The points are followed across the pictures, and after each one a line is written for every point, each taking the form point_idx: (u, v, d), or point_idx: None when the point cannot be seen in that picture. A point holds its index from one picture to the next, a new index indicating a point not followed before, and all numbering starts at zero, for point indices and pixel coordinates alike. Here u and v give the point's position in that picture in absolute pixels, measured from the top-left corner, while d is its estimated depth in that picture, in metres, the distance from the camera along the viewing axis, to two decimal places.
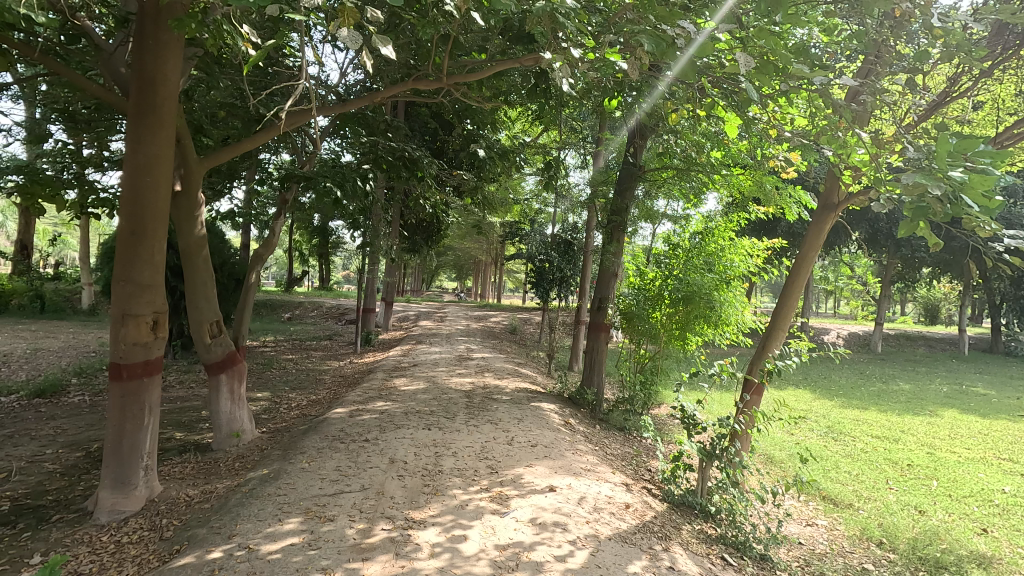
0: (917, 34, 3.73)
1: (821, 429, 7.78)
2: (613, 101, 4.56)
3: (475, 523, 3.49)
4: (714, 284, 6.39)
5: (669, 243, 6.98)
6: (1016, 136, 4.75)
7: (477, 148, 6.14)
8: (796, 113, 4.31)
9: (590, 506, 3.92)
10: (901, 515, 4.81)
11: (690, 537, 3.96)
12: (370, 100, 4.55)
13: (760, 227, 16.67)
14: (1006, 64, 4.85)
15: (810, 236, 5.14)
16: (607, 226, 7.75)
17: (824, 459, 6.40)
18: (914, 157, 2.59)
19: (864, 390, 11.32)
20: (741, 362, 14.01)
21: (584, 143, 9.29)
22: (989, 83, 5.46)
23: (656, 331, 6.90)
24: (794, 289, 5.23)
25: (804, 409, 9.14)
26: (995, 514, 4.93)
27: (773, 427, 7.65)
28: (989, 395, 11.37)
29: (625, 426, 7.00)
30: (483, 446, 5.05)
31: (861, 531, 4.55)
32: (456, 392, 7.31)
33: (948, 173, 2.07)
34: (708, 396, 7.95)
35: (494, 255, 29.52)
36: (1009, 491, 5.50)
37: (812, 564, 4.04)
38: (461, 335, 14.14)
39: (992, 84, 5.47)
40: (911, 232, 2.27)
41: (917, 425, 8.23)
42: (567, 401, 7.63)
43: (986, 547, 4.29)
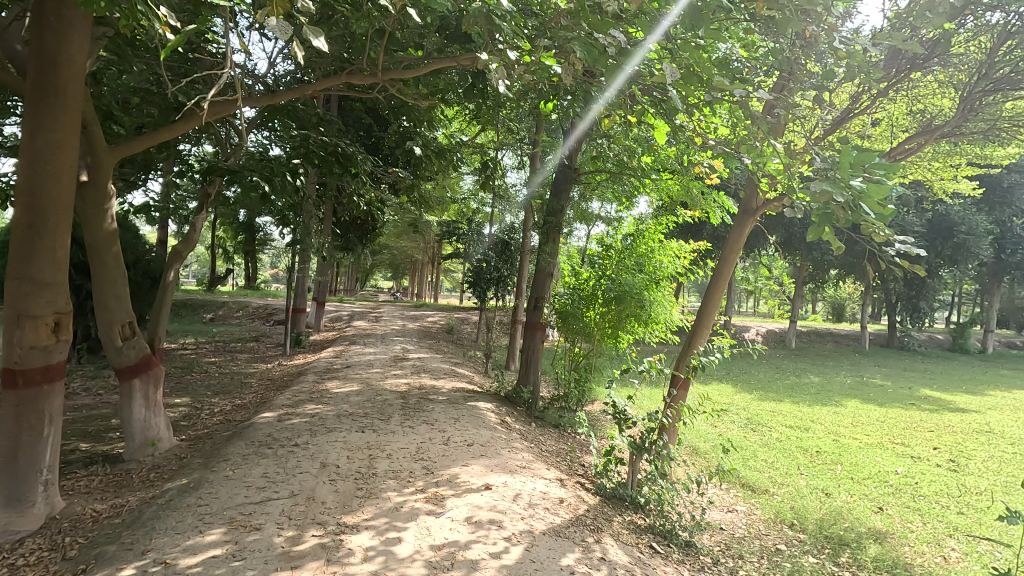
0: (825, 55, 4.01)
1: (742, 421, 8.25)
2: (548, 104, 4.64)
3: (410, 524, 3.46)
4: (644, 284, 6.64)
5: (603, 244, 7.20)
6: (907, 151, 5.28)
7: (413, 146, 6.08)
8: (720, 122, 4.53)
9: (525, 503, 3.98)
10: (810, 498, 5.22)
11: (621, 528, 4.09)
12: (300, 92, 4.34)
13: (688, 229, 17.47)
14: (897, 86, 5.40)
15: (731, 238, 5.45)
16: (543, 227, 7.74)
17: (743, 449, 6.80)
18: (822, 167, 2.80)
19: (779, 383, 12.16)
20: (669, 358, 14.70)
21: (522, 144, 9.42)
22: (885, 102, 6.00)
23: (590, 329, 7.09)
24: (716, 288, 5.53)
25: (727, 402, 9.67)
26: (888, 493, 5.45)
27: (698, 420, 8.06)
28: (886, 385, 12.51)
29: (560, 423, 7.16)
30: (418, 447, 5.00)
31: (776, 515, 4.88)
32: (391, 393, 7.19)
33: (849, 182, 2.26)
34: (639, 392, 8.30)
35: (431, 254, 29.27)
36: (901, 472, 6.10)
37: (731, 548, 4.29)
38: (397, 335, 13.90)
39: (886, 102, 6.05)
40: (818, 236, 2.50)
41: (825, 415, 8.94)
42: (504, 400, 7.72)
43: (881, 523, 4.73)
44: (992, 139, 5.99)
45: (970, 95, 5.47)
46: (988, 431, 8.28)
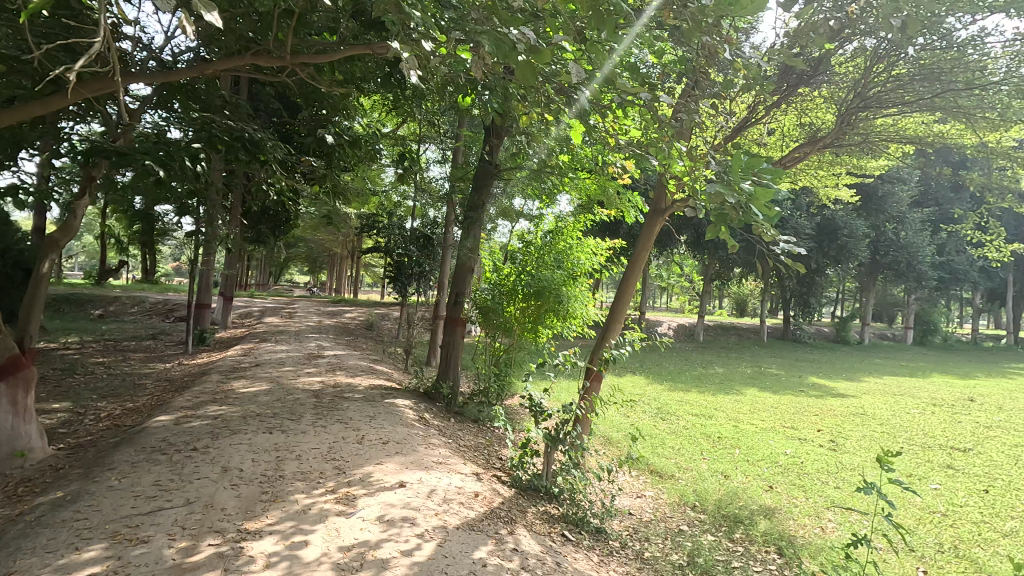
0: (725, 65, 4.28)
1: (652, 410, 8.68)
2: (466, 97, 4.61)
3: (318, 526, 3.34)
4: (562, 280, 6.82)
5: (523, 240, 7.29)
6: (795, 159, 5.77)
7: (326, 135, 5.83)
8: (632, 125, 4.72)
9: (440, 498, 3.96)
10: (710, 481, 5.59)
11: (534, 519, 4.18)
12: (198, 71, 4.01)
13: (606, 227, 18.09)
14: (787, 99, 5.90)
15: (642, 237, 5.72)
16: (464, 222, 7.74)
17: (652, 437, 7.16)
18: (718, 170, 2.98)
19: (687, 374, 12.92)
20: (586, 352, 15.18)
21: (444, 138, 9.33)
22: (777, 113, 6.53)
23: (510, 323, 7.17)
24: (628, 284, 5.76)
25: (639, 392, 10.14)
26: (778, 472, 5.95)
27: (612, 410, 8.39)
28: (779, 374, 13.65)
29: (479, 417, 7.18)
30: (331, 447, 4.83)
31: (679, 498, 5.19)
32: (303, 392, 6.89)
33: (740, 186, 2.44)
34: (556, 385, 8.51)
35: (350, 248, 28.34)
36: (789, 453, 6.68)
37: (639, 531, 4.51)
38: (312, 332, 13.35)
39: (778, 113, 6.57)
40: (715, 235, 2.67)
41: (726, 403, 9.61)
42: (423, 396, 7.64)
43: (771, 500, 5.16)
44: (865, 151, 6.68)
45: (847, 111, 6.06)
46: (862, 413, 9.25)
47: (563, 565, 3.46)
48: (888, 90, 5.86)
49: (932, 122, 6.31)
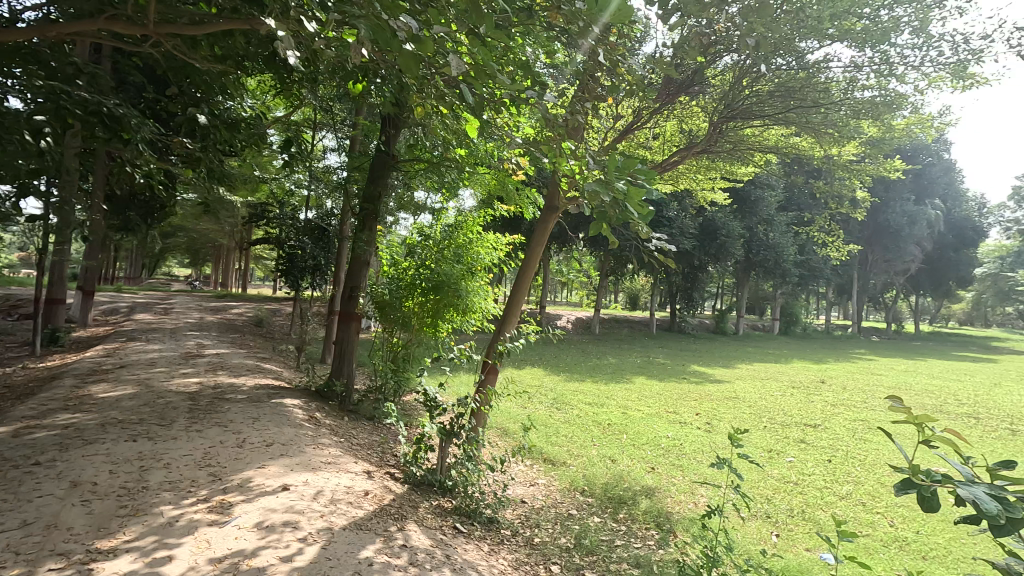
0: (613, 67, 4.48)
1: (548, 401, 8.95)
2: (357, 84, 4.44)
3: (186, 539, 3.08)
4: (462, 274, 6.76)
5: (422, 234, 7.16)
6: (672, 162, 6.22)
7: (200, 114, 5.34)
8: (526, 122, 4.80)
9: (326, 500, 3.81)
10: (599, 466, 5.90)
11: (426, 513, 4.16)
12: (36, 33, 3.49)
13: (507, 223, 18.37)
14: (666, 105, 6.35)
15: (537, 233, 5.85)
16: (360, 214, 7.45)
17: (547, 427, 7.39)
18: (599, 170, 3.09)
19: (583, 365, 13.50)
20: (481, 346, 15.34)
21: (339, 125, 8.96)
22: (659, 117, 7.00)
23: (409, 318, 7.01)
24: (524, 279, 5.85)
25: (537, 384, 10.44)
26: (659, 454, 6.41)
27: (510, 402, 8.57)
28: (665, 363, 14.69)
29: (374, 415, 6.99)
30: (206, 452, 4.47)
31: (570, 484, 5.41)
32: (176, 395, 6.31)
33: (615, 184, 2.56)
34: (452, 379, 8.51)
35: (238, 239, 26.36)
36: (670, 435, 7.22)
37: (530, 518, 4.64)
38: (191, 329, 12.27)
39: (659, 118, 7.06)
40: (596, 232, 2.78)
41: (617, 391, 10.18)
42: (315, 395, 7.30)
43: (652, 480, 5.56)
44: (735, 157, 7.34)
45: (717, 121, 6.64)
46: (733, 397, 10.20)
47: (453, 558, 3.48)
48: (754, 102, 6.44)
49: (789, 135, 7.06)
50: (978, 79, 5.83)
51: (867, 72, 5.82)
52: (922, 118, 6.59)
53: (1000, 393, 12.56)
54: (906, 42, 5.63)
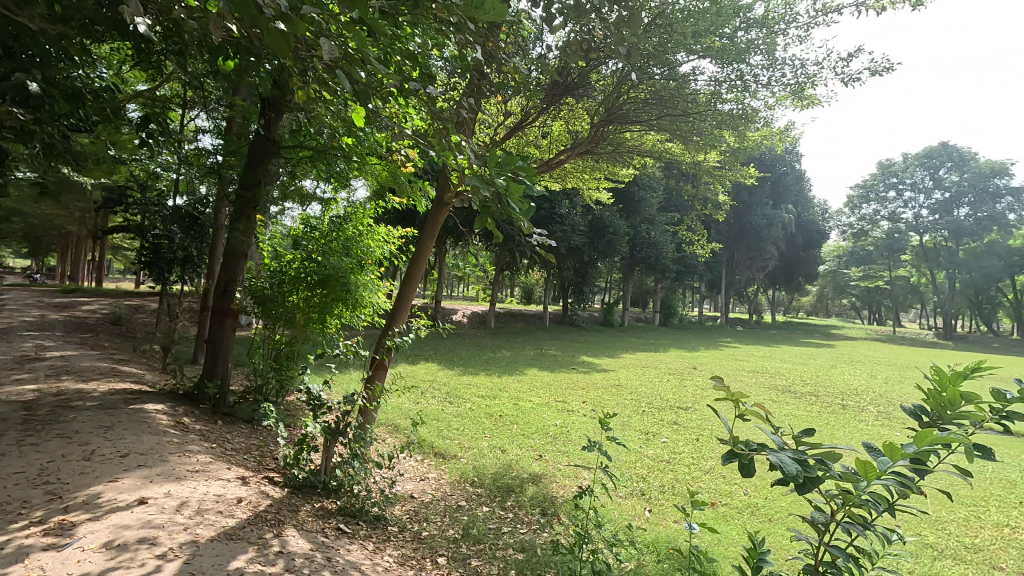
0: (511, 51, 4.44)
1: (441, 395, 8.92)
2: (226, 60, 4.08)
3: (13, 568, 2.69)
4: (350, 268, 6.44)
5: (307, 225, 6.71)
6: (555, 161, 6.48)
7: (30, 80, 4.60)
8: (415, 113, 4.70)
9: (192, 511, 3.51)
10: (489, 457, 6.01)
11: (307, 517, 3.98)
12: None
13: (400, 215, 17.99)
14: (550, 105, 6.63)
15: (428, 226, 5.71)
16: (237, 203, 6.85)
17: (439, 421, 7.36)
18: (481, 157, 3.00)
19: (477, 358, 13.63)
20: (366, 341, 14.89)
21: (211, 104, 8.20)
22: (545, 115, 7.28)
23: (294, 314, 6.57)
24: (414, 272, 5.67)
25: (431, 378, 10.38)
26: (547, 442, 6.65)
27: (401, 398, 8.43)
28: (557, 355, 15.27)
29: (253, 417, 6.52)
30: (43, 469, 3.92)
31: (460, 476, 5.44)
32: (6, 404, 5.46)
33: (495, 178, 2.55)
34: (334, 377, 8.16)
35: (90, 226, 23.30)
36: (558, 424, 7.52)
37: (419, 513, 4.60)
38: (29, 328, 10.67)
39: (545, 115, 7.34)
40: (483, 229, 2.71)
41: (510, 383, 10.41)
42: (182, 399, 6.66)
43: (539, 467, 5.76)
44: (616, 158, 7.82)
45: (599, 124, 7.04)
46: (617, 385, 10.86)
47: (335, 559, 3.37)
48: (631, 107, 6.90)
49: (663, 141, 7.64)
50: (814, 100, 6.67)
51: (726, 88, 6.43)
52: (773, 132, 7.41)
53: (834, 373, 14.55)
54: (758, 63, 6.28)
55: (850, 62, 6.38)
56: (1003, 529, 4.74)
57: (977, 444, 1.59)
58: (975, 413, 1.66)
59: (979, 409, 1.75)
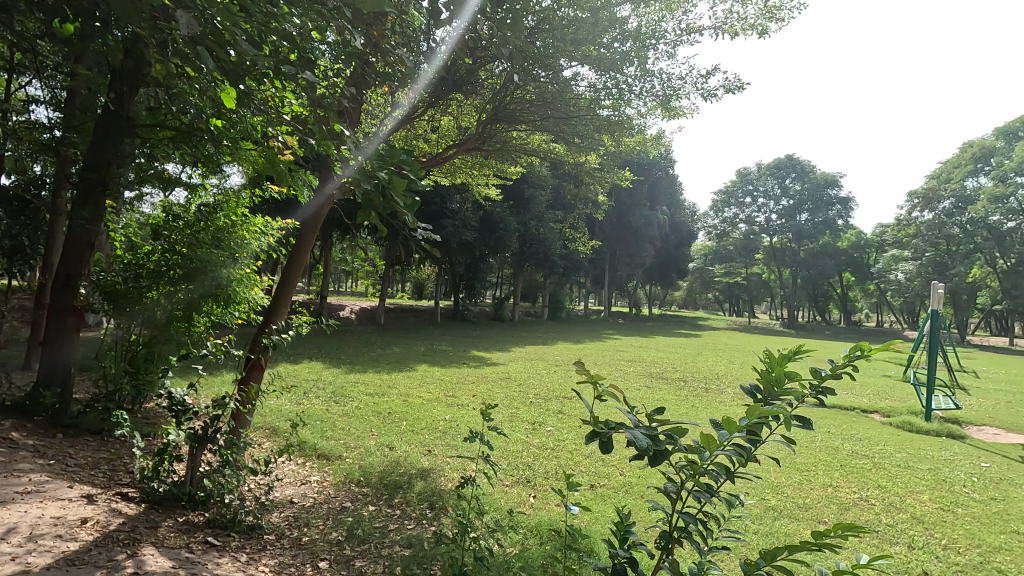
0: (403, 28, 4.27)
1: (326, 395, 8.54)
2: (64, 22, 3.55)
3: None
4: (223, 261, 5.77)
5: (169, 212, 5.89)
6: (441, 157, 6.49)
7: None
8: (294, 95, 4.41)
9: (23, 538, 3.07)
10: (376, 455, 5.88)
11: (168, 533, 3.64)
12: None
13: (279, 206, 16.88)
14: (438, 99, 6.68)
15: (309, 216, 5.35)
16: (80, 186, 5.92)
17: (323, 421, 7.05)
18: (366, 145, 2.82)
19: (365, 356, 13.22)
20: (242, 339, 13.84)
21: (45, 70, 7.10)
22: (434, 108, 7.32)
23: (152, 312, 5.70)
24: (296, 266, 5.31)
25: (314, 378, 9.90)
26: (436, 437, 6.65)
27: (281, 399, 7.95)
28: (448, 350, 15.28)
29: (102, 427, 5.78)
30: None
31: (345, 477, 5.26)
32: None
33: (377, 171, 2.43)
34: (202, 380, 7.45)
35: None
36: (448, 418, 7.54)
37: (299, 518, 4.38)
38: None
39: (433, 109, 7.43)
40: (365, 220, 2.57)
41: (399, 379, 10.23)
42: (10, 411, 5.73)
43: (427, 463, 5.75)
44: (503, 156, 8.06)
45: (486, 123, 7.28)
46: (506, 378, 11.11)
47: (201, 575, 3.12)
48: (515, 107, 7.14)
49: (547, 141, 7.97)
50: (680, 112, 7.30)
51: (603, 97, 6.82)
52: (646, 139, 8.00)
53: (700, 361, 16.06)
54: (632, 74, 6.74)
55: (709, 79, 7.07)
56: (826, 488, 5.57)
57: (797, 415, 1.81)
58: (796, 390, 1.88)
59: (803, 386, 1.98)
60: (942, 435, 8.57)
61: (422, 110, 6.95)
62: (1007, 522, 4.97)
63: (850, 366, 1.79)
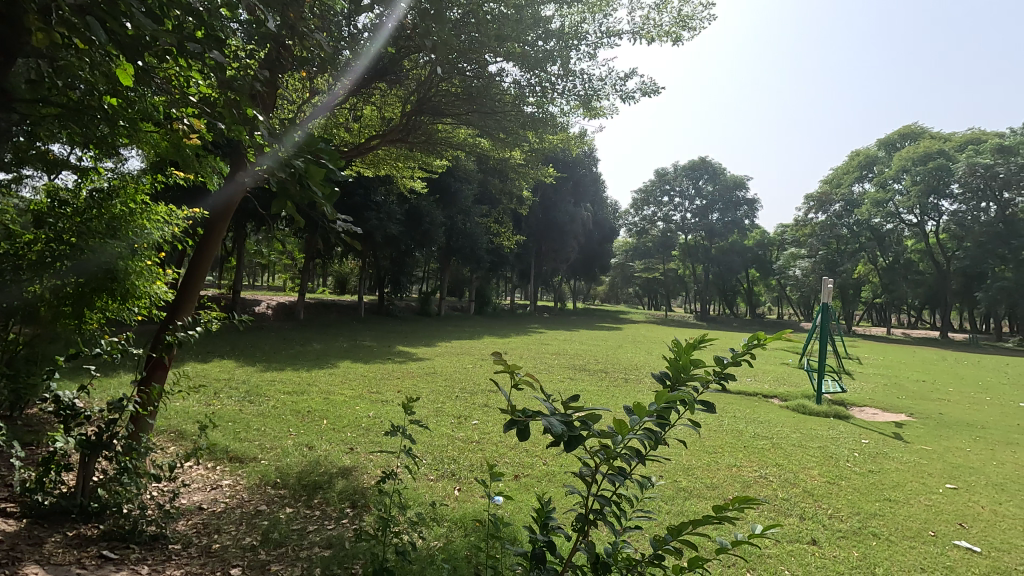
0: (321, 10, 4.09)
1: (239, 395, 8.10)
2: None
3: None
4: (119, 254, 5.13)
5: (51, 197, 5.13)
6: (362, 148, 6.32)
7: None
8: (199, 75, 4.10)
9: None
10: (293, 455, 5.67)
11: (54, 550, 3.32)
12: None
13: (184, 194, 15.72)
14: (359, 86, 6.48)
15: (218, 207, 4.97)
16: None
17: (236, 423, 6.68)
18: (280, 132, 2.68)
19: (283, 353, 12.65)
20: (142, 337, 12.79)
21: None
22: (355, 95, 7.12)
23: (34, 308, 5.15)
24: (202, 261, 4.94)
25: (226, 377, 9.35)
26: (359, 434, 6.50)
27: (189, 400, 7.45)
28: (373, 345, 14.94)
29: None
30: None
31: (260, 479, 5.03)
32: None
33: (291, 160, 2.32)
34: (95, 382, 6.82)
35: None
36: (371, 415, 7.39)
37: (209, 524, 4.13)
38: None
39: (355, 96, 7.28)
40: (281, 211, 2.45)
41: (320, 376, 9.89)
42: None
43: (349, 461, 5.62)
44: (428, 149, 8.02)
45: (409, 115, 7.20)
46: (432, 373, 11.04)
47: None
48: (441, 99, 7.09)
49: (473, 136, 7.99)
50: (600, 112, 7.54)
51: (527, 94, 6.91)
52: (569, 137, 8.19)
53: (620, 352, 16.72)
54: (555, 73, 6.88)
55: (627, 82, 7.35)
56: (730, 468, 6.01)
57: (702, 400, 1.94)
58: (702, 376, 2.01)
59: (707, 372, 2.12)
60: (830, 416, 9.49)
61: (342, 97, 6.73)
62: (881, 490, 5.60)
63: (748, 354, 1.94)
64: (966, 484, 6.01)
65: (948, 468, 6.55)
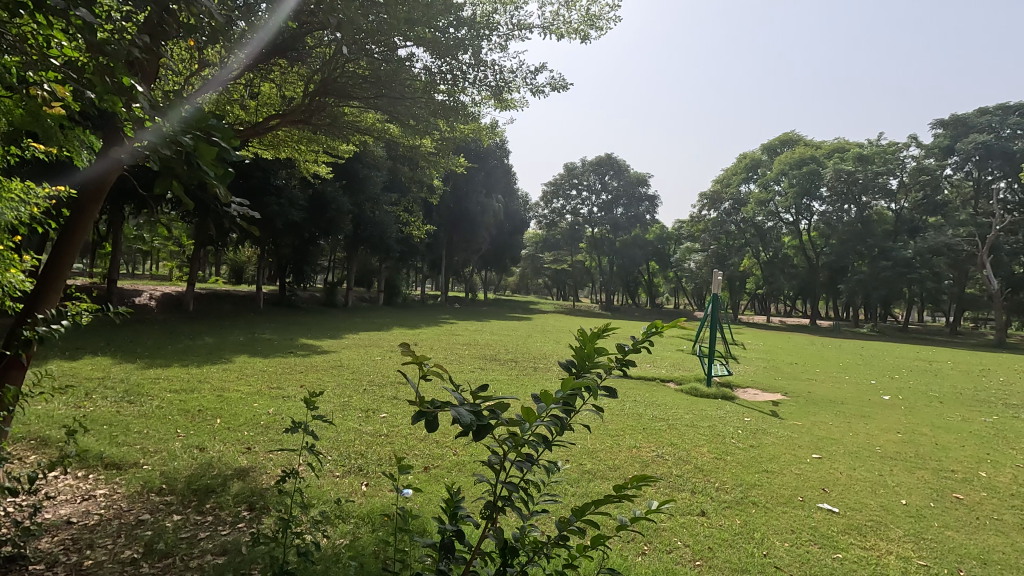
0: None
1: (116, 395, 7.33)
2: None
3: None
4: None
5: None
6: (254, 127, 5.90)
7: None
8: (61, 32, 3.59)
9: None
10: (182, 458, 5.23)
11: None
12: None
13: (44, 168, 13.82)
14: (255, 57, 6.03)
15: (88, 188, 4.39)
16: None
17: (112, 425, 6.04)
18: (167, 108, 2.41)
19: (168, 347, 11.58)
20: None
21: None
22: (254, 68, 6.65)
23: None
24: (67, 249, 4.34)
25: (100, 375, 8.40)
26: (257, 432, 6.13)
27: (54, 403, 6.62)
28: (273, 339, 14.10)
29: None
30: None
31: (142, 487, 4.59)
32: None
33: (177, 137, 2.09)
34: None
35: None
36: (270, 412, 7.00)
37: (79, 540, 3.71)
38: None
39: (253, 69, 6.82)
40: (167, 191, 2.21)
41: (212, 372, 9.19)
42: None
43: (246, 461, 5.29)
44: (333, 133, 7.69)
45: (313, 96, 6.86)
46: (338, 366, 10.64)
47: None
48: (347, 81, 6.80)
49: (382, 121, 7.76)
50: (511, 104, 7.61)
51: (438, 82, 6.82)
52: (479, 128, 8.18)
53: (529, 342, 17.04)
54: (467, 62, 6.84)
55: (536, 76, 7.48)
56: (631, 450, 6.37)
57: (604, 387, 2.01)
58: (605, 363, 2.08)
59: (608, 360, 2.20)
60: (718, 397, 10.34)
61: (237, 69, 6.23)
62: (760, 463, 6.20)
63: (646, 342, 2.04)
64: (828, 454, 6.83)
65: (814, 441, 7.41)
